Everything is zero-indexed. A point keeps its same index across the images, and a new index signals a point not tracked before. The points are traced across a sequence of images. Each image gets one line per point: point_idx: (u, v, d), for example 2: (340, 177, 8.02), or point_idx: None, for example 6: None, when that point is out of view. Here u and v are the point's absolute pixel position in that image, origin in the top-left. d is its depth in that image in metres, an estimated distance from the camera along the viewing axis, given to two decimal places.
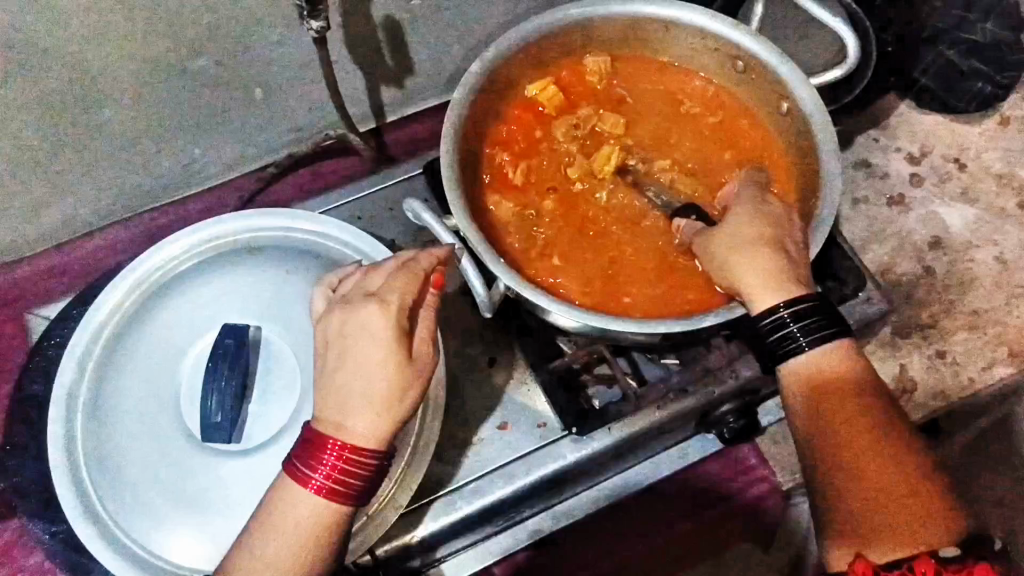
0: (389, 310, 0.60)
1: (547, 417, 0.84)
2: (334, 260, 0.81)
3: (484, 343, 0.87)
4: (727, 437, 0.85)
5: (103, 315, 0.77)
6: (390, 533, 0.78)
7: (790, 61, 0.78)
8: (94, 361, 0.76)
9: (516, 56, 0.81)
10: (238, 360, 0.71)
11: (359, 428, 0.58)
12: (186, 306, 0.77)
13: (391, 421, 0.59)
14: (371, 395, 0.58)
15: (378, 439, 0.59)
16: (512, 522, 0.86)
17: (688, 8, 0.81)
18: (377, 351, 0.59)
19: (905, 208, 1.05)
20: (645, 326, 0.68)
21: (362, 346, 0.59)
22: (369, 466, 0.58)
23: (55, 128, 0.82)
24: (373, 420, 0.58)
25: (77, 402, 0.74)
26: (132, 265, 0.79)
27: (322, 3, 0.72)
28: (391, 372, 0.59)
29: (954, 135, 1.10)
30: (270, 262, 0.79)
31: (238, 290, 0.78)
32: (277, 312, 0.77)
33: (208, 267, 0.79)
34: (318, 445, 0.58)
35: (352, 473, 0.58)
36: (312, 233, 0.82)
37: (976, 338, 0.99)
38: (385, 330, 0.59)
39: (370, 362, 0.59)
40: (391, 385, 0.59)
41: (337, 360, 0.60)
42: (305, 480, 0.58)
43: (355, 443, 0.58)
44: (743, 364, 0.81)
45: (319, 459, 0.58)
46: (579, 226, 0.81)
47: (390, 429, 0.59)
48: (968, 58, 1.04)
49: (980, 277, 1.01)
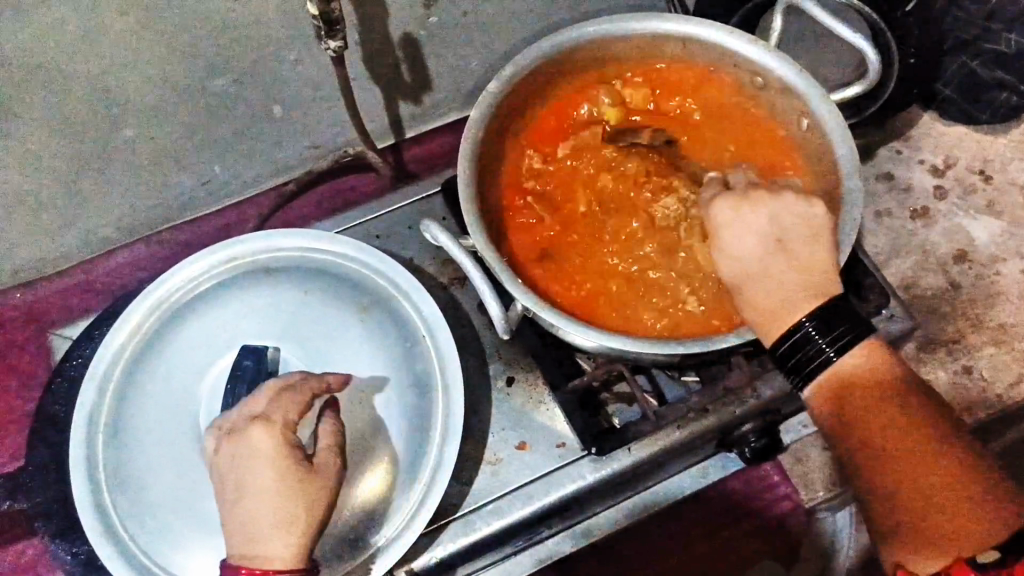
0: (277, 434, 0.66)
1: (565, 437, 0.83)
2: (351, 279, 0.81)
3: (503, 362, 0.87)
4: (749, 458, 0.81)
5: (125, 335, 0.78)
6: (408, 556, 0.78)
7: (809, 77, 0.78)
8: (115, 381, 0.76)
9: (534, 73, 0.81)
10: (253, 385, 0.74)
11: (275, 551, 0.64)
12: (208, 326, 0.79)
13: (304, 538, 0.64)
14: (279, 520, 0.64)
15: (297, 554, 0.64)
16: (531, 541, 0.84)
17: (706, 25, 0.80)
18: (274, 477, 0.65)
19: (929, 221, 1.03)
20: (662, 348, 0.68)
21: (258, 473, 0.65)
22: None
23: (77, 147, 0.83)
24: (287, 541, 0.64)
25: (97, 422, 0.75)
26: (154, 284, 0.80)
27: (339, 24, 0.72)
28: (291, 494, 0.65)
29: (977, 147, 1.08)
30: (290, 283, 0.81)
31: (258, 310, 0.80)
32: (296, 332, 0.79)
33: (228, 290, 0.80)
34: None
35: None
36: (333, 254, 0.82)
37: (1002, 353, 0.96)
38: (275, 455, 0.66)
39: (269, 491, 0.65)
40: (296, 504, 0.65)
41: (239, 492, 0.66)
42: None
43: (278, 567, 0.63)
44: (764, 384, 0.80)
45: None
46: (595, 240, 0.81)
47: (307, 540, 0.65)
48: (994, 70, 1.00)
49: (1006, 291, 0.99)
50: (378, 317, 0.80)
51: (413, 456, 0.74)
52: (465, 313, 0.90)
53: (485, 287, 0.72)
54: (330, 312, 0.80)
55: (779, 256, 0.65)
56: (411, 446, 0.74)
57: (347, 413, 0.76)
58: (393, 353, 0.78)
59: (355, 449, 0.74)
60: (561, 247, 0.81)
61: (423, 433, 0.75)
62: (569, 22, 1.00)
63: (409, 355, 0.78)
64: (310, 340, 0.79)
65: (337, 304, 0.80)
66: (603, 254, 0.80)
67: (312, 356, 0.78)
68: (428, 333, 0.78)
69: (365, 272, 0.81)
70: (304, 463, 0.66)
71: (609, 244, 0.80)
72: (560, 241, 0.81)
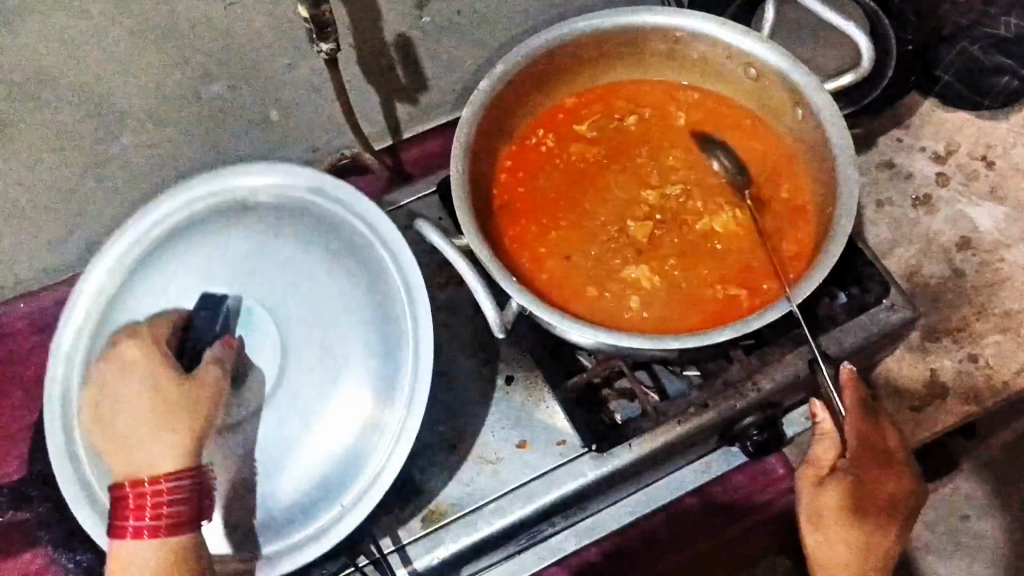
0: (141, 348, 0.66)
1: (567, 435, 0.83)
2: (328, 225, 0.75)
3: (504, 361, 0.87)
4: (751, 452, 0.82)
5: (103, 274, 0.75)
6: (411, 555, 0.79)
7: (802, 67, 0.77)
8: (83, 351, 0.74)
9: (524, 70, 0.81)
10: (204, 334, 0.70)
11: (161, 458, 0.63)
12: (169, 266, 0.73)
13: (187, 437, 0.64)
14: (154, 430, 0.63)
15: (185, 459, 0.63)
16: (535, 540, 0.85)
17: (696, 16, 0.80)
18: (146, 393, 0.64)
19: (931, 209, 1.00)
20: (658, 342, 0.68)
21: (127, 391, 0.65)
22: (187, 488, 0.63)
23: (75, 157, 0.83)
24: (171, 444, 0.63)
25: (68, 399, 0.72)
26: (130, 224, 0.76)
27: (331, 27, 0.71)
28: (168, 401, 0.64)
29: (982, 133, 1.04)
30: (258, 222, 0.74)
31: (220, 251, 0.73)
32: (259, 277, 0.72)
33: (196, 226, 0.74)
34: (127, 491, 0.62)
35: (177, 494, 0.62)
36: (309, 190, 0.76)
37: (1009, 340, 0.94)
38: (152, 372, 0.65)
39: (141, 403, 0.64)
40: (167, 408, 0.64)
41: (115, 417, 0.65)
42: (131, 533, 0.62)
43: (167, 469, 0.63)
44: (763, 378, 0.79)
45: (133, 508, 0.62)
46: (587, 233, 0.81)
47: (191, 442, 0.64)
48: (994, 53, 1.00)
49: (1010, 279, 0.96)
50: (354, 265, 0.73)
51: (381, 421, 0.70)
52: (462, 313, 0.89)
53: (478, 288, 0.72)
54: (301, 256, 0.73)
55: (877, 464, 0.71)
56: (380, 408, 0.70)
57: (307, 365, 0.69)
58: (367, 305, 0.72)
59: (317, 406, 0.69)
60: (554, 245, 0.80)
61: (392, 395, 0.70)
62: (563, 17, 1.00)
63: (384, 307, 0.72)
64: (274, 284, 0.72)
65: (307, 247, 0.73)
66: (594, 248, 0.80)
67: (274, 300, 0.71)
68: (407, 294, 0.73)
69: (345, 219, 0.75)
70: (181, 376, 0.65)
71: (600, 237, 0.80)
72: (551, 237, 0.81)
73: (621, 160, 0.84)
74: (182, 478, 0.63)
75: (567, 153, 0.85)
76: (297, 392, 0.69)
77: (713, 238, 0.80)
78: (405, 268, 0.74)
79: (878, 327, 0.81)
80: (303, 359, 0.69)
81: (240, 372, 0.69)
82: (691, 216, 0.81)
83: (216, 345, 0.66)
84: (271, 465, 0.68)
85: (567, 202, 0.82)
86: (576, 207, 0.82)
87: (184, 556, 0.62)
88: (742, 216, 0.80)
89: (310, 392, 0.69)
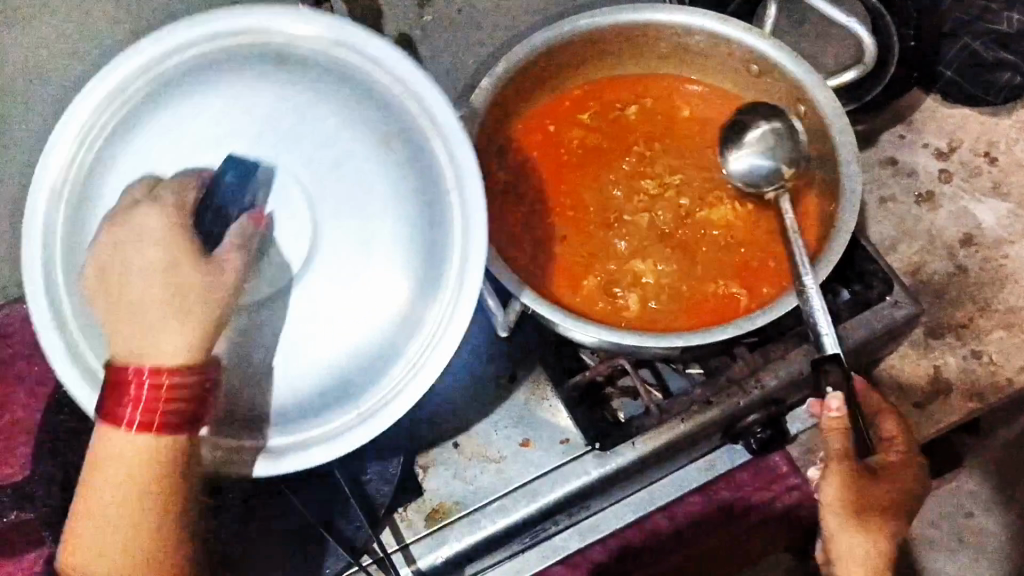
0: (164, 217, 0.54)
1: (570, 433, 0.83)
2: (386, 101, 0.62)
3: (507, 360, 0.87)
4: (755, 449, 0.83)
5: (95, 114, 0.62)
6: (415, 554, 0.79)
7: (804, 64, 0.77)
8: (72, 197, 0.63)
9: (526, 68, 0.80)
10: (227, 208, 0.57)
11: (168, 346, 0.53)
12: (185, 114, 0.61)
13: (198, 332, 0.54)
14: (160, 318, 0.53)
15: (192, 356, 0.54)
16: (538, 538, 0.86)
17: (697, 14, 0.79)
18: (160, 267, 0.54)
19: (934, 205, 1.00)
20: (662, 339, 0.68)
21: (134, 256, 0.54)
22: (193, 387, 0.54)
23: None
24: (181, 333, 0.54)
25: (58, 254, 0.63)
26: (137, 45, 0.61)
27: None
28: (184, 285, 0.54)
29: (983, 128, 1.04)
30: (302, 83, 0.61)
31: (252, 109, 0.60)
32: (298, 147, 0.60)
33: (220, 70, 0.61)
34: (126, 375, 0.53)
35: (176, 397, 0.54)
36: (365, 63, 0.62)
37: (1013, 336, 0.93)
38: (168, 246, 0.54)
39: (153, 277, 0.54)
40: (177, 296, 0.54)
41: (121, 281, 0.54)
42: (117, 420, 0.53)
43: (171, 363, 0.53)
44: (767, 375, 0.79)
45: (125, 394, 0.53)
46: (588, 229, 0.81)
47: (202, 339, 0.54)
48: (995, 48, 0.98)
49: (1014, 275, 0.96)
50: (404, 149, 0.62)
51: (410, 331, 0.63)
52: None
53: None
54: (345, 127, 0.61)
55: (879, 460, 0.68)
56: (413, 314, 0.62)
57: (337, 252, 0.60)
58: (410, 192, 0.62)
59: (346, 303, 0.61)
60: (554, 238, 0.81)
61: (427, 302, 0.62)
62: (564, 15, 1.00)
63: (433, 206, 0.62)
64: (313, 158, 0.60)
65: (360, 126, 0.61)
66: (595, 244, 0.80)
67: (310, 171, 0.60)
68: (456, 190, 0.62)
69: (389, 93, 0.62)
70: (201, 256, 0.55)
71: (601, 233, 0.80)
72: (552, 233, 0.81)
73: (622, 155, 0.84)
74: (181, 379, 0.53)
75: (567, 149, 0.85)
76: (325, 276, 0.60)
77: (714, 233, 0.80)
78: (458, 161, 0.62)
79: (882, 324, 0.81)
80: (337, 247, 0.60)
81: (263, 252, 0.59)
82: (692, 211, 0.81)
83: (240, 222, 0.56)
84: (284, 358, 0.62)
85: (568, 198, 0.82)
86: (577, 202, 0.82)
87: (175, 455, 0.55)
88: (742, 211, 0.81)
89: (338, 279, 0.61)
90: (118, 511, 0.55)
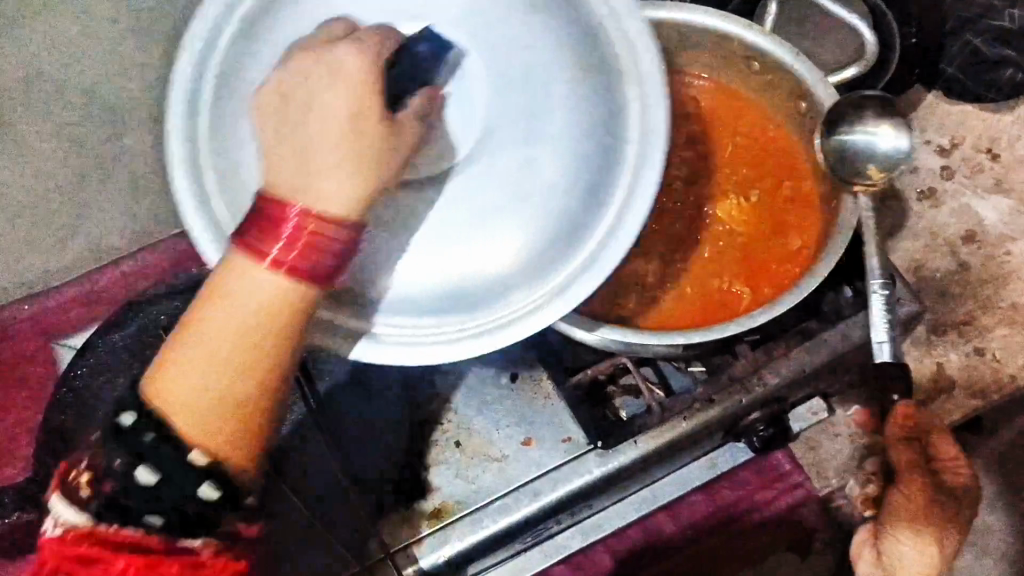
0: (368, 55, 0.47)
1: (573, 432, 0.83)
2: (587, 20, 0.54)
3: (507, 359, 0.86)
4: (758, 446, 0.84)
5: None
6: (417, 554, 0.79)
7: (808, 62, 0.75)
8: (206, 49, 0.55)
9: None
10: (417, 69, 0.50)
11: (330, 191, 0.46)
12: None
13: (365, 185, 0.47)
14: (329, 160, 0.46)
15: (348, 210, 0.47)
16: (541, 537, 0.86)
17: (697, 11, 0.77)
18: (341, 111, 0.47)
19: (936, 202, 0.99)
20: (665, 337, 0.68)
21: (325, 93, 0.47)
22: (343, 242, 0.46)
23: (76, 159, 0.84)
24: (344, 182, 0.46)
25: (199, 134, 0.56)
26: None
27: None
28: (363, 137, 0.47)
29: (985, 127, 1.02)
30: None
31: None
32: (488, 40, 0.54)
33: None
34: (279, 212, 0.46)
35: (322, 256, 0.46)
36: None
37: (1017, 333, 0.93)
38: (349, 87, 0.47)
39: (327, 117, 0.47)
40: (352, 148, 0.47)
41: (297, 115, 0.48)
42: (260, 256, 0.46)
43: (329, 211, 0.46)
44: (769, 373, 0.79)
45: (277, 233, 0.46)
46: None
47: (364, 196, 0.47)
48: (996, 45, 0.97)
49: (1015, 271, 0.96)
50: (594, 81, 0.54)
51: (545, 267, 0.56)
52: None
53: None
54: (541, 27, 0.54)
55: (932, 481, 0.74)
56: (552, 247, 0.56)
57: (498, 157, 0.55)
58: (591, 124, 0.54)
59: (489, 215, 0.56)
60: None
61: (569, 247, 0.55)
62: None
63: (605, 141, 0.55)
64: (512, 55, 0.54)
65: (567, 37, 0.54)
66: None
67: (495, 60, 0.54)
68: (638, 143, 0.54)
69: (609, 25, 0.54)
70: (387, 114, 0.47)
71: None
72: None
73: None
74: (336, 233, 0.46)
75: None
76: (483, 176, 0.55)
77: (716, 230, 0.80)
78: (648, 109, 0.53)
79: (886, 322, 0.80)
80: (497, 154, 0.55)
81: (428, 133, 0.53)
82: (694, 209, 0.81)
83: (420, 93, 0.49)
84: (418, 252, 0.57)
85: None
86: None
87: (299, 312, 0.47)
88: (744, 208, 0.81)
89: (494, 182, 0.55)
90: (225, 370, 0.46)
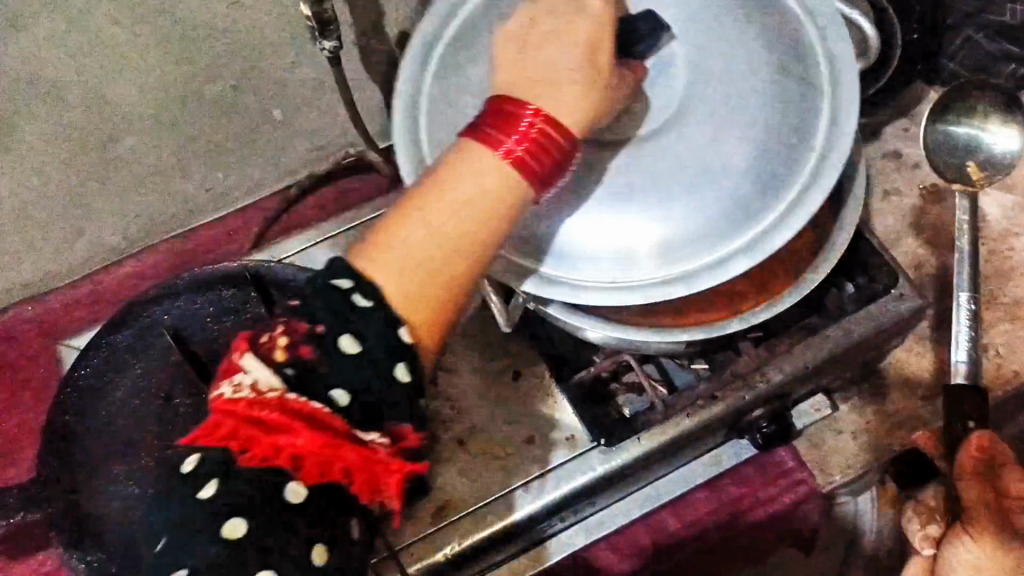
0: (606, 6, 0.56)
1: (575, 430, 0.82)
2: (790, 43, 0.63)
3: (509, 356, 0.87)
4: (761, 444, 0.82)
5: None
6: (421, 553, 0.79)
7: None
8: (426, 45, 0.66)
9: None
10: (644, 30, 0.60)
11: (565, 106, 0.53)
12: None
13: (588, 109, 0.54)
14: (562, 87, 0.54)
15: (575, 130, 0.53)
16: (545, 535, 0.85)
17: None
18: (580, 47, 0.55)
19: (939, 198, 0.98)
20: (667, 334, 0.70)
21: (557, 37, 0.55)
22: (564, 156, 0.52)
23: None
24: (577, 102, 0.54)
25: (419, 107, 0.65)
26: None
27: (332, 23, 0.71)
28: (599, 69, 0.55)
29: None
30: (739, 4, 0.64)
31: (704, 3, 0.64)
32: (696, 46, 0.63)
33: None
34: (519, 113, 0.52)
35: (546, 160, 0.51)
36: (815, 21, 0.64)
37: (1020, 329, 0.93)
38: (595, 20, 0.56)
39: (563, 54, 0.55)
40: (580, 81, 0.54)
41: (528, 48, 0.56)
42: (496, 144, 0.50)
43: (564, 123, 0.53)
44: (772, 369, 0.79)
45: (513, 127, 0.51)
46: None
47: (584, 122, 0.54)
48: (997, 40, 0.97)
49: (1019, 267, 0.96)
50: (790, 89, 0.62)
51: (711, 235, 0.61)
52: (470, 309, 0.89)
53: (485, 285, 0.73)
54: (744, 44, 0.63)
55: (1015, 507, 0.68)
56: (710, 228, 0.62)
57: (683, 138, 0.62)
58: (781, 123, 0.62)
59: (664, 187, 0.62)
60: None
61: (728, 229, 0.61)
62: None
63: (779, 143, 0.62)
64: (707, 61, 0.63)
65: (760, 55, 0.63)
66: None
67: (697, 61, 0.63)
68: (820, 153, 0.61)
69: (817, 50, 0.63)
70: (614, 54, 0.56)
71: None
72: None
73: None
74: (558, 147, 0.52)
75: None
76: (664, 154, 0.62)
77: None
78: (843, 114, 0.61)
79: (889, 318, 0.80)
80: (683, 136, 0.62)
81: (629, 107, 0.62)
82: None
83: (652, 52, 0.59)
84: (597, 204, 0.63)
85: None
86: None
87: (508, 218, 0.51)
88: None
89: (677, 158, 0.62)
90: (439, 245, 0.50)
